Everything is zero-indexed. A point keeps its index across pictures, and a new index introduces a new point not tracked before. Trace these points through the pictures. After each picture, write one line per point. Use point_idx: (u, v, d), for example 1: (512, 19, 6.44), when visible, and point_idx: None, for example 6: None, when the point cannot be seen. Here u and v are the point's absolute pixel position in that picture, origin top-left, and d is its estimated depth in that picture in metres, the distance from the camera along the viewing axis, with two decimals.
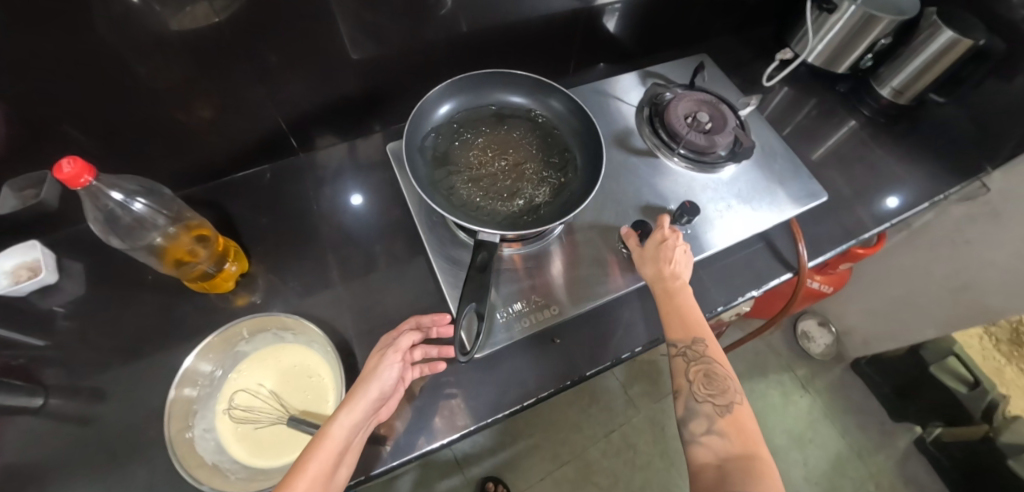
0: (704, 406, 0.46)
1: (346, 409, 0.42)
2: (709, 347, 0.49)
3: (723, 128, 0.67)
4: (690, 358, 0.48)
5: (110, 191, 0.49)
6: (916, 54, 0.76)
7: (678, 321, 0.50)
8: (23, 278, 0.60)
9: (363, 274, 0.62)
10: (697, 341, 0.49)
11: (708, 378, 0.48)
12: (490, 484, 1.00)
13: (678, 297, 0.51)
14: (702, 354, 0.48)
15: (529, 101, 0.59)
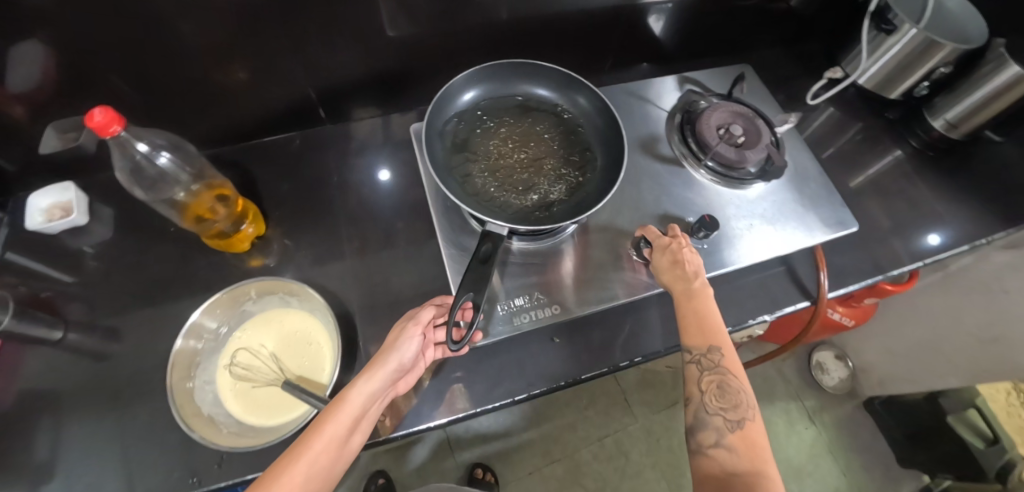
0: (715, 419, 0.45)
1: (365, 376, 0.43)
2: (726, 356, 0.47)
3: (755, 144, 0.65)
4: (704, 366, 0.47)
5: (137, 142, 0.50)
6: (975, 88, 0.70)
7: (696, 328, 0.49)
8: (55, 217, 0.63)
9: (373, 251, 0.63)
10: (713, 349, 0.47)
11: (721, 389, 0.46)
12: (478, 471, 1.01)
13: (696, 301, 0.50)
14: (716, 364, 0.47)
15: (556, 95, 0.58)
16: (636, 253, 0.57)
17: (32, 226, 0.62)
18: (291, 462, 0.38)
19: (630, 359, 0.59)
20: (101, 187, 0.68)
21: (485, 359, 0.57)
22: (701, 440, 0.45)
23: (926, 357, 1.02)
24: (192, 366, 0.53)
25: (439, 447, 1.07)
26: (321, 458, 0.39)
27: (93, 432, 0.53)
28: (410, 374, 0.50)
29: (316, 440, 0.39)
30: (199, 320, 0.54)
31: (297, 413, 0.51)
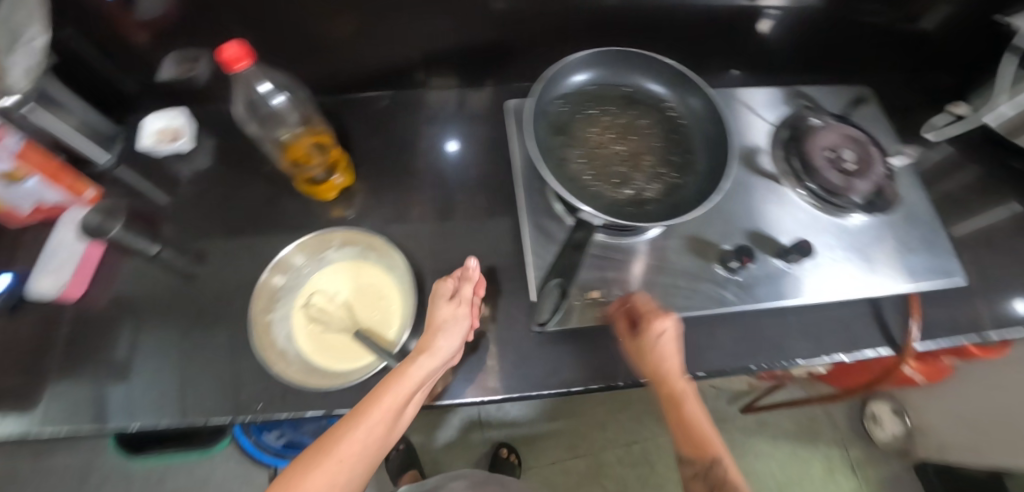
0: None
1: (425, 354, 0.43)
2: (729, 468, 0.42)
3: (866, 173, 0.60)
4: (709, 484, 0.42)
5: (257, 82, 0.55)
6: None
7: (688, 439, 0.45)
8: (164, 140, 0.68)
9: (448, 219, 0.63)
10: (714, 464, 0.43)
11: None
12: (503, 451, 1.03)
13: (690, 401, 0.46)
14: (723, 480, 0.42)
15: (665, 90, 0.56)
16: (721, 267, 0.56)
17: (143, 145, 0.67)
18: (349, 428, 0.39)
19: (693, 372, 0.56)
20: (205, 118, 0.73)
21: None
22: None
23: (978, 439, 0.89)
24: (271, 300, 0.56)
25: (467, 420, 1.10)
26: (379, 429, 0.39)
27: (175, 343, 0.58)
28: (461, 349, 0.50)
29: (375, 411, 0.39)
30: (287, 257, 0.57)
31: (360, 363, 0.53)
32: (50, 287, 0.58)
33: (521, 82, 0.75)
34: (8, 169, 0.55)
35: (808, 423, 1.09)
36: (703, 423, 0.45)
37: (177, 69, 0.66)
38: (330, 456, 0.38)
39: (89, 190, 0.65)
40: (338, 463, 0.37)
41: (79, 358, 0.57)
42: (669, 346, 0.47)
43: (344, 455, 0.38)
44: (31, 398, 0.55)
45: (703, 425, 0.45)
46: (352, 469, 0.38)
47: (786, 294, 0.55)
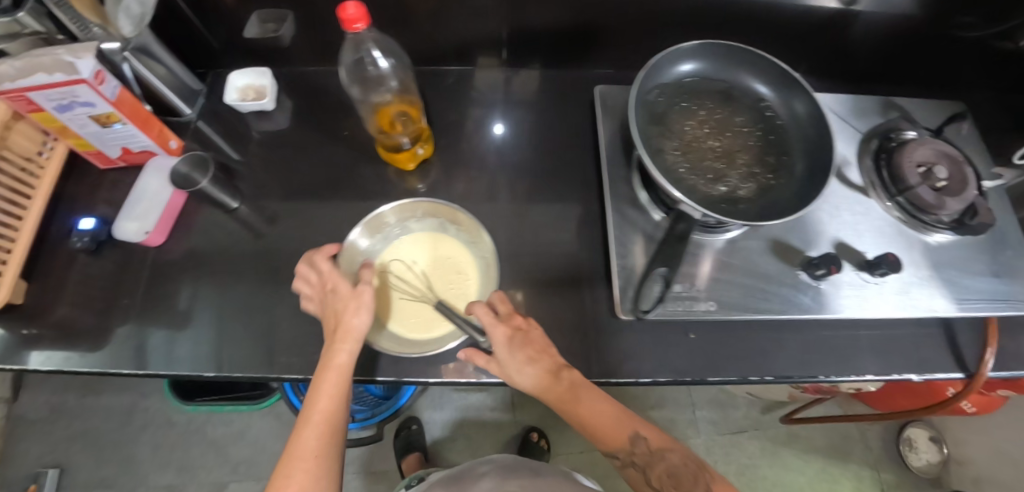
0: None
1: (343, 338, 0.47)
2: (650, 439, 0.48)
3: (961, 192, 0.58)
4: (641, 465, 0.47)
5: (371, 47, 0.56)
6: None
7: (604, 433, 0.48)
8: (249, 97, 0.69)
9: (524, 202, 0.64)
10: (635, 440, 0.47)
11: (674, 478, 0.46)
12: (534, 434, 1.09)
13: (581, 399, 0.48)
14: (648, 452, 0.47)
15: (766, 89, 0.55)
16: (803, 271, 0.55)
17: (228, 101, 0.69)
18: (308, 433, 0.43)
19: (761, 376, 0.56)
20: (283, 79, 0.73)
21: (610, 337, 0.56)
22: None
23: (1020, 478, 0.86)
24: (352, 262, 0.57)
25: (500, 402, 1.16)
26: (330, 420, 0.44)
27: (251, 298, 0.60)
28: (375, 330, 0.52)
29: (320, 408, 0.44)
30: (382, 215, 0.59)
31: (438, 334, 0.54)
32: (135, 232, 0.60)
33: (605, 68, 0.72)
34: (105, 112, 0.57)
35: (840, 444, 1.10)
36: (602, 409, 0.48)
37: (260, 29, 0.67)
38: (299, 459, 0.42)
39: (173, 141, 0.66)
40: (309, 463, 0.42)
41: (163, 305, 0.60)
42: (527, 359, 0.48)
43: (315, 452, 0.42)
44: (120, 339, 0.58)
45: (601, 407, 0.48)
46: (325, 463, 0.43)
47: (865, 306, 0.54)
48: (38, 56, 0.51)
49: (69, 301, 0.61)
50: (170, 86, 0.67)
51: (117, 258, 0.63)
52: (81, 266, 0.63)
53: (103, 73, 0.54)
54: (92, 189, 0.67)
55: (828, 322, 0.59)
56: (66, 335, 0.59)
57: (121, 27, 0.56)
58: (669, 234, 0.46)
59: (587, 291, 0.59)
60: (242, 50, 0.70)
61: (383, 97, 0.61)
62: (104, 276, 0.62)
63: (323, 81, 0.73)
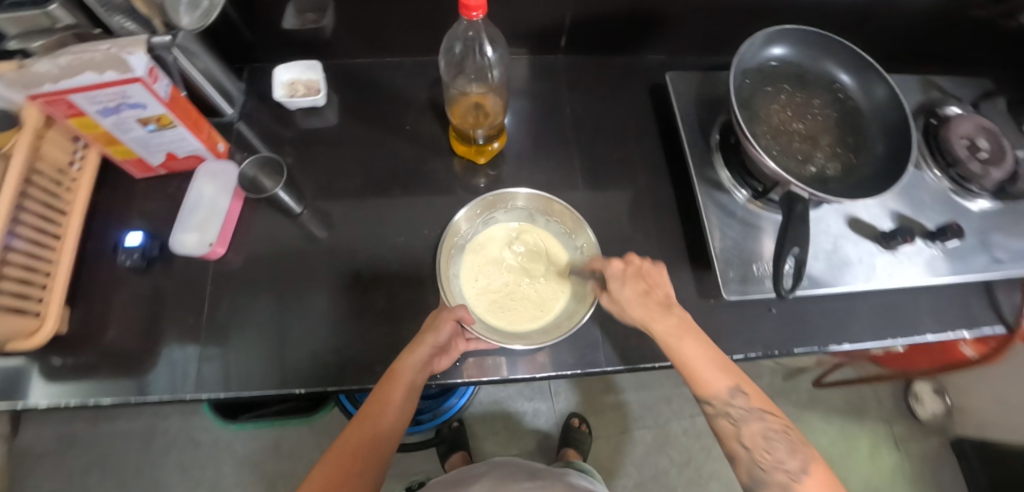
0: (773, 476, 0.39)
1: (409, 350, 0.48)
2: (749, 395, 0.43)
3: (1002, 161, 0.62)
4: (732, 418, 0.42)
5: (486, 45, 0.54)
6: None
7: (703, 374, 0.44)
8: (299, 93, 0.65)
9: (599, 191, 0.64)
10: (732, 392, 0.43)
11: (770, 440, 0.41)
12: (575, 420, 1.12)
13: (688, 340, 0.45)
14: (743, 408, 0.43)
15: (838, 72, 0.57)
16: (877, 243, 0.58)
17: (277, 97, 0.65)
18: (359, 430, 0.44)
19: (840, 344, 0.59)
20: (329, 75, 0.69)
21: (702, 318, 0.58)
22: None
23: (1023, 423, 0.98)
24: (449, 253, 0.58)
25: (539, 391, 1.17)
26: (383, 428, 0.44)
27: (332, 307, 0.57)
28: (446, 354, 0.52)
29: (382, 415, 0.45)
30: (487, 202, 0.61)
31: (542, 325, 0.55)
32: (198, 244, 0.56)
33: (659, 55, 0.72)
34: (157, 114, 0.51)
35: (856, 403, 1.21)
36: (705, 355, 0.45)
37: (299, 19, 0.62)
38: (344, 454, 0.42)
39: (221, 143, 0.62)
40: (350, 461, 0.42)
41: (234, 322, 0.56)
42: (638, 297, 0.49)
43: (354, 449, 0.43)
44: (191, 360, 0.54)
45: (706, 354, 0.45)
46: (366, 469, 0.42)
47: (931, 272, 0.58)
48: (82, 52, 0.44)
49: (121, 325, 0.56)
50: (213, 85, 0.62)
51: (171, 275, 0.58)
52: (129, 286, 0.58)
53: (154, 69, 0.48)
54: (130, 202, 0.62)
55: (891, 290, 0.63)
56: (125, 362, 0.54)
57: (181, 19, 0.53)
58: (787, 215, 0.48)
59: (673, 276, 0.60)
60: (284, 44, 0.66)
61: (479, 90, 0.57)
62: (158, 296, 0.57)
63: (372, 75, 0.70)
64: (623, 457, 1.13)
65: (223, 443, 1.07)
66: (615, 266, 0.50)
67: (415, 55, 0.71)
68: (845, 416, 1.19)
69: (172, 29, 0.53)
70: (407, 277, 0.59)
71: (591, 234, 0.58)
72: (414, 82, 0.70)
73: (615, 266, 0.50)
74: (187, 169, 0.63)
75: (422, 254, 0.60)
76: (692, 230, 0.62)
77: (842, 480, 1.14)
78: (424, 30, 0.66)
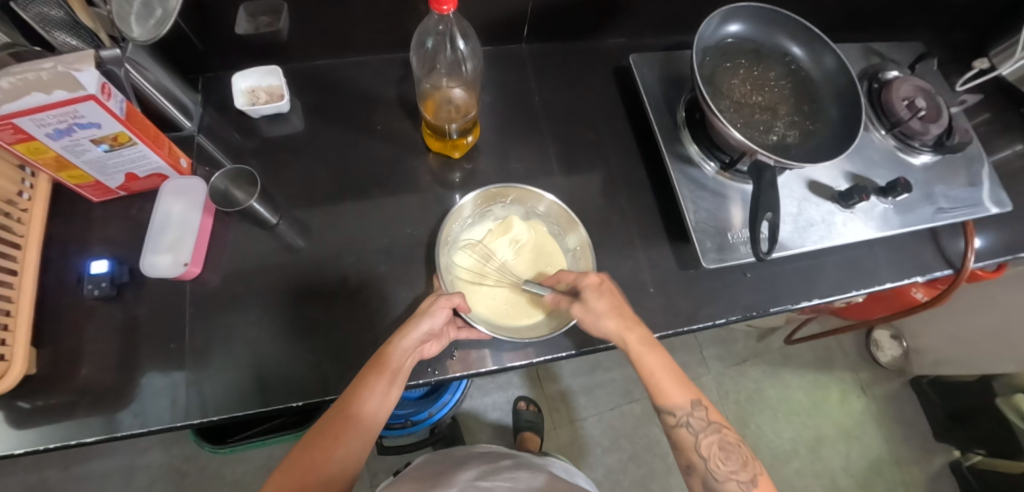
0: (726, 485, 0.45)
1: (400, 335, 0.49)
2: (708, 409, 0.48)
3: (938, 118, 0.67)
4: (694, 428, 0.47)
5: (460, 39, 0.55)
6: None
7: (670, 388, 0.48)
8: (260, 100, 0.63)
9: (575, 176, 0.65)
10: (695, 404, 0.48)
11: (725, 452, 0.46)
12: (523, 404, 1.14)
13: (656, 352, 0.49)
14: (703, 419, 0.48)
15: (790, 44, 0.60)
16: (835, 203, 0.62)
17: (239, 106, 0.62)
18: (341, 418, 0.46)
19: (809, 299, 0.63)
20: (291, 79, 0.67)
21: (684, 289, 0.61)
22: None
23: (974, 353, 1.13)
24: (448, 243, 0.59)
25: (528, 379, 1.19)
26: (366, 417, 0.46)
27: (321, 316, 0.56)
28: (437, 339, 0.53)
29: (367, 404, 0.46)
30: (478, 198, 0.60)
31: (530, 324, 0.56)
32: (172, 265, 0.54)
33: (620, 38, 0.74)
34: (113, 133, 0.48)
35: (825, 355, 1.29)
36: (669, 373, 0.49)
37: (253, 24, 0.59)
38: (327, 437, 0.45)
39: (184, 159, 0.59)
40: (332, 445, 0.45)
41: (220, 342, 0.54)
42: (612, 312, 0.50)
43: (337, 434, 0.45)
44: (176, 385, 0.52)
45: (671, 369, 0.49)
46: (346, 453, 0.45)
47: (885, 225, 0.63)
48: (25, 72, 0.41)
49: (94, 359, 0.53)
50: (167, 98, 0.59)
51: (144, 301, 0.56)
52: (100, 317, 0.55)
53: (106, 85, 0.45)
54: (90, 229, 0.58)
55: (851, 245, 0.67)
56: (106, 397, 0.51)
57: (133, 31, 0.46)
58: (756, 182, 0.51)
59: (653, 251, 0.62)
60: (240, 50, 0.63)
61: (451, 85, 0.58)
62: (134, 324, 0.55)
63: (335, 77, 0.68)
64: (616, 432, 1.16)
65: (212, 470, 1.03)
66: (589, 280, 0.52)
67: (378, 53, 0.69)
68: (816, 368, 1.27)
69: (120, 42, 0.51)
70: (394, 277, 0.59)
71: (582, 232, 0.58)
72: (380, 81, 0.69)
73: (589, 280, 0.52)
74: (150, 189, 0.60)
75: (407, 253, 0.60)
76: (667, 205, 0.64)
77: (818, 427, 1.22)
78: (385, 27, 0.65)
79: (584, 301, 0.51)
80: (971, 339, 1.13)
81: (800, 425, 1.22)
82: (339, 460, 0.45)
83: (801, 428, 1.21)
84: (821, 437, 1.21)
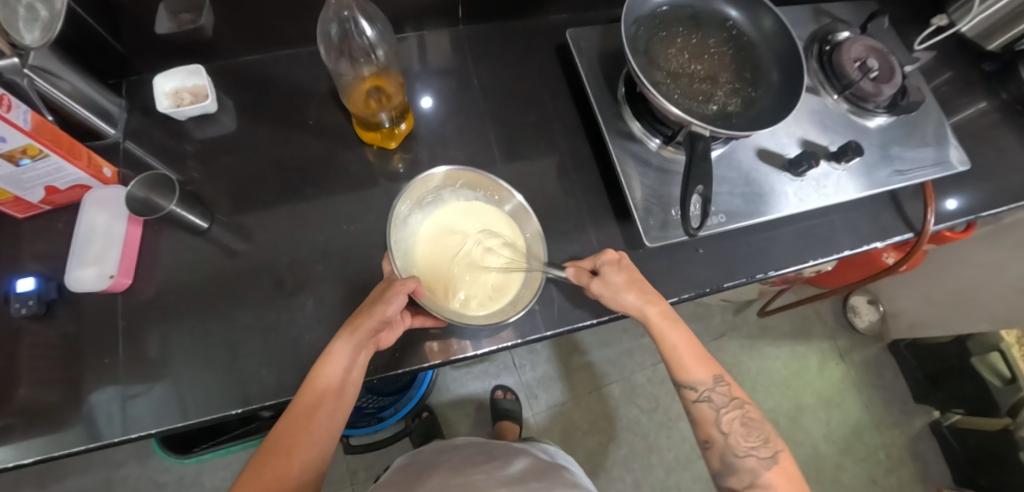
0: (748, 460, 0.46)
1: (348, 330, 0.46)
2: (730, 386, 0.50)
3: (891, 78, 0.65)
4: (717, 404, 0.49)
5: (362, 20, 0.53)
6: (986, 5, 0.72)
7: (699, 365, 0.50)
8: (186, 101, 0.61)
9: (517, 160, 0.64)
10: (717, 380, 0.49)
11: (747, 428, 0.48)
12: (500, 393, 1.14)
13: (677, 328, 0.50)
14: (725, 397, 0.49)
15: (729, 12, 0.59)
16: (786, 172, 0.61)
17: (162, 109, 0.60)
18: (294, 424, 0.43)
19: (766, 272, 0.62)
20: (220, 78, 0.65)
21: (633, 269, 0.59)
22: (740, 479, 0.46)
23: (945, 315, 1.13)
24: (399, 229, 0.54)
25: (504, 366, 1.19)
26: (321, 423, 0.45)
27: (261, 320, 0.55)
28: (395, 326, 0.51)
29: (321, 410, 0.44)
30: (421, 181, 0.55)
31: (482, 314, 0.53)
32: (98, 278, 0.53)
33: (562, 14, 0.71)
34: (21, 146, 0.46)
35: (802, 325, 1.29)
36: (691, 350, 0.50)
37: (172, 22, 0.57)
38: (279, 453, 0.42)
39: (106, 168, 0.57)
40: (286, 460, 0.42)
41: (156, 356, 0.53)
42: (632, 285, 0.50)
43: (290, 449, 0.43)
44: (114, 400, 0.51)
45: (690, 345, 0.50)
46: (303, 464, 0.43)
47: (838, 192, 0.61)
48: None
49: (26, 380, 0.51)
50: (86, 105, 0.56)
51: (77, 316, 0.54)
52: (31, 335, 0.53)
53: (6, 96, 0.43)
54: (17, 246, 0.56)
55: (807, 213, 0.66)
56: (41, 419, 0.50)
57: (24, 38, 0.47)
58: (690, 154, 0.49)
59: (601, 232, 0.61)
60: (161, 51, 0.60)
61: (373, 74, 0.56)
62: (66, 341, 0.53)
63: (266, 72, 0.66)
64: (598, 415, 1.17)
65: (191, 478, 1.04)
66: (608, 256, 0.52)
67: (308, 45, 0.67)
68: (794, 338, 1.28)
69: (20, 50, 0.46)
70: (334, 275, 0.57)
71: (537, 229, 0.56)
72: (313, 74, 0.66)
73: (607, 256, 0.52)
74: (75, 200, 0.58)
75: (347, 249, 0.59)
76: (612, 184, 0.63)
77: (798, 396, 1.22)
78: (311, 17, 0.62)
79: (603, 277, 0.51)
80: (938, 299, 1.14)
81: (781, 395, 1.22)
82: (297, 474, 0.43)
83: (781, 398, 1.22)
84: (801, 406, 1.21)
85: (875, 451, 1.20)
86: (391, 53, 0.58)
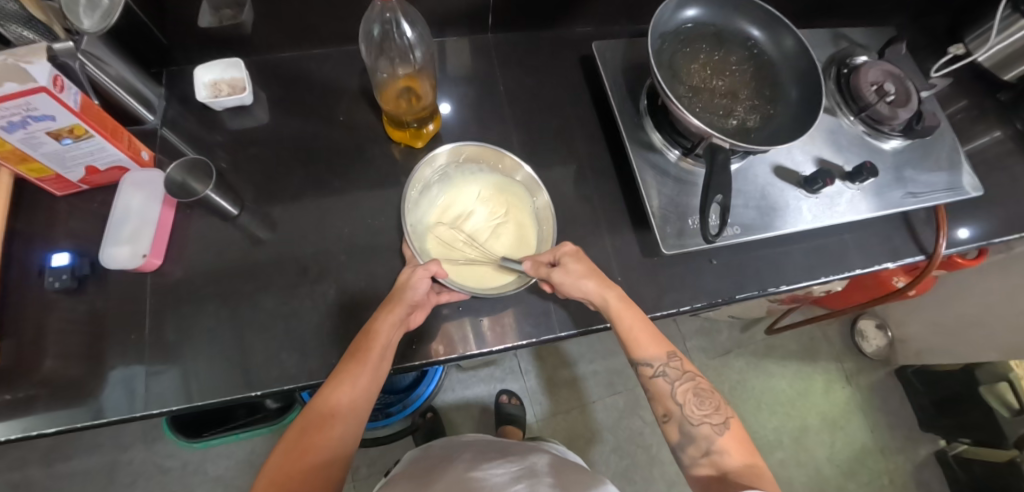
0: (702, 427, 0.46)
1: (387, 310, 0.48)
2: (683, 361, 0.51)
3: (907, 102, 0.67)
4: (671, 376, 0.49)
5: (404, 23, 0.55)
6: (1002, 36, 0.74)
7: (651, 340, 0.50)
8: (223, 92, 0.63)
9: (538, 165, 0.65)
10: (671, 356, 0.50)
11: (698, 397, 0.48)
12: (503, 397, 1.14)
13: (632, 310, 0.50)
14: (679, 371, 0.50)
15: (752, 33, 0.61)
16: (801, 188, 0.62)
17: (201, 99, 0.63)
18: (336, 391, 0.45)
19: (777, 286, 0.63)
20: (256, 72, 0.68)
21: (647, 276, 0.61)
22: (698, 447, 0.46)
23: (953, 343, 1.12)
24: (414, 208, 0.58)
25: (508, 371, 1.20)
26: (361, 394, 0.46)
27: (282, 307, 0.56)
28: (421, 307, 0.53)
29: (361, 380, 0.46)
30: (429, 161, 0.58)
31: (501, 276, 0.56)
32: (130, 257, 0.55)
33: (587, 27, 0.74)
34: (69, 125, 0.48)
35: (809, 345, 1.29)
36: (644, 327, 0.50)
37: (214, 16, 0.59)
38: (322, 416, 0.44)
39: (144, 151, 0.59)
40: (327, 423, 0.44)
41: (179, 336, 0.54)
42: (590, 274, 0.50)
43: (332, 412, 0.44)
44: (137, 376, 0.52)
45: (642, 324, 0.50)
46: (344, 428, 0.45)
47: (852, 211, 0.62)
48: None
49: (54, 352, 0.53)
50: (128, 92, 0.59)
51: (106, 292, 0.56)
52: (62, 309, 0.55)
53: (60, 78, 0.45)
54: (53, 223, 0.58)
55: (820, 231, 0.67)
56: (67, 390, 0.51)
57: (82, 23, 0.51)
58: (709, 164, 0.51)
59: (617, 238, 0.62)
60: (202, 44, 0.63)
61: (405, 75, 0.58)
62: (94, 317, 0.55)
63: (300, 68, 0.69)
64: (600, 424, 1.17)
65: (194, 465, 1.05)
66: (566, 248, 0.52)
67: (342, 45, 0.69)
68: (800, 358, 1.27)
69: (75, 35, 0.51)
70: (355, 267, 0.59)
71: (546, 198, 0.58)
72: (344, 73, 0.69)
73: (566, 248, 0.52)
74: (112, 182, 0.60)
75: (369, 241, 0.60)
76: (630, 193, 0.64)
77: (802, 418, 1.22)
78: (347, 18, 0.64)
79: (562, 266, 0.51)
80: (948, 325, 1.14)
81: (784, 416, 1.21)
82: (338, 436, 0.44)
83: (785, 418, 1.21)
84: (805, 427, 1.21)
85: (879, 477, 1.19)
86: (425, 55, 0.60)
